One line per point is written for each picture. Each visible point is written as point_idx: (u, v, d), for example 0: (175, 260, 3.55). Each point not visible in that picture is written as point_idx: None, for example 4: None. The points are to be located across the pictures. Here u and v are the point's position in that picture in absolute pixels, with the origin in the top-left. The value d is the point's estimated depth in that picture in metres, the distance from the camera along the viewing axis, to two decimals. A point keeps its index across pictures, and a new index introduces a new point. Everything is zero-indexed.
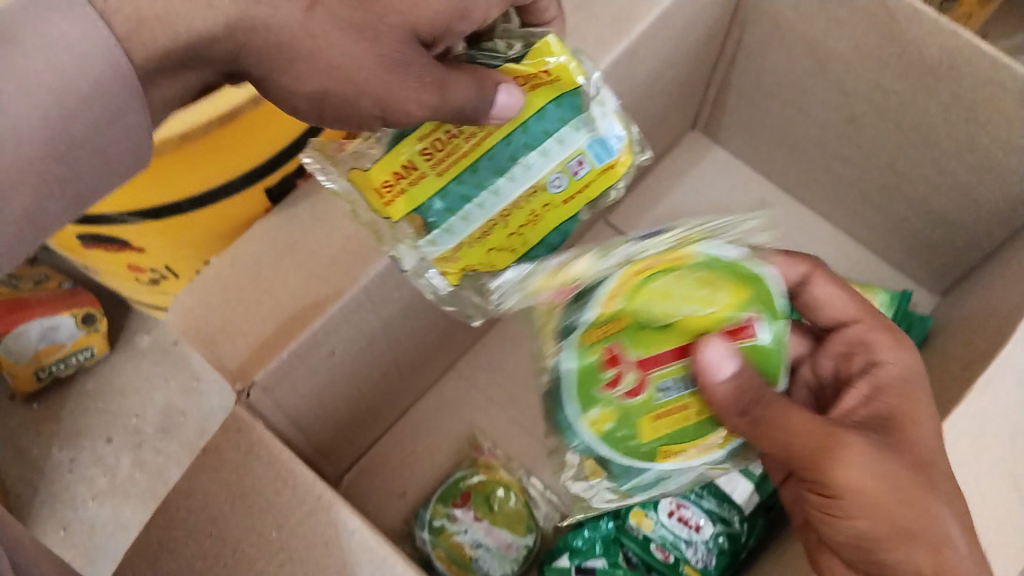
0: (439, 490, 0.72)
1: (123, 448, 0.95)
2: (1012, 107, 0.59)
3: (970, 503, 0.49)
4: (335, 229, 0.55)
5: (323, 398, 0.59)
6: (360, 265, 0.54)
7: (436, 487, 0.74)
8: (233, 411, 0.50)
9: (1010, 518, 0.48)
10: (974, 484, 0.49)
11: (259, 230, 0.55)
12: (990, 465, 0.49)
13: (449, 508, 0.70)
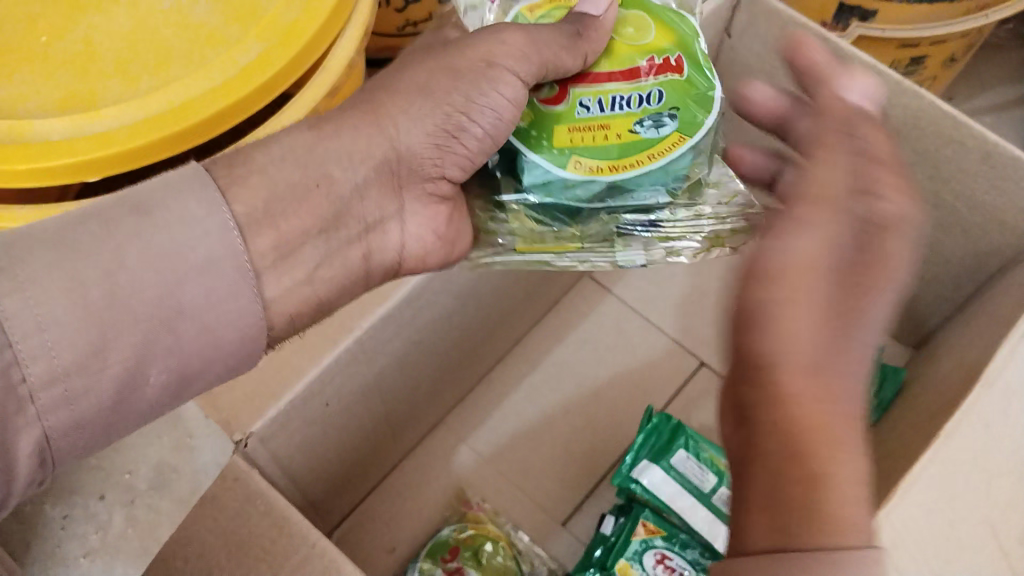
0: (428, 546, 0.73)
1: None
2: (973, 164, 0.62)
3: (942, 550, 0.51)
4: None
5: (315, 450, 0.61)
6: (356, 317, 0.56)
7: (424, 543, 0.75)
8: (231, 461, 0.51)
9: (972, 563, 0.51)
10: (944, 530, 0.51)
11: None
12: (958, 513, 0.52)
13: (438, 564, 0.71)
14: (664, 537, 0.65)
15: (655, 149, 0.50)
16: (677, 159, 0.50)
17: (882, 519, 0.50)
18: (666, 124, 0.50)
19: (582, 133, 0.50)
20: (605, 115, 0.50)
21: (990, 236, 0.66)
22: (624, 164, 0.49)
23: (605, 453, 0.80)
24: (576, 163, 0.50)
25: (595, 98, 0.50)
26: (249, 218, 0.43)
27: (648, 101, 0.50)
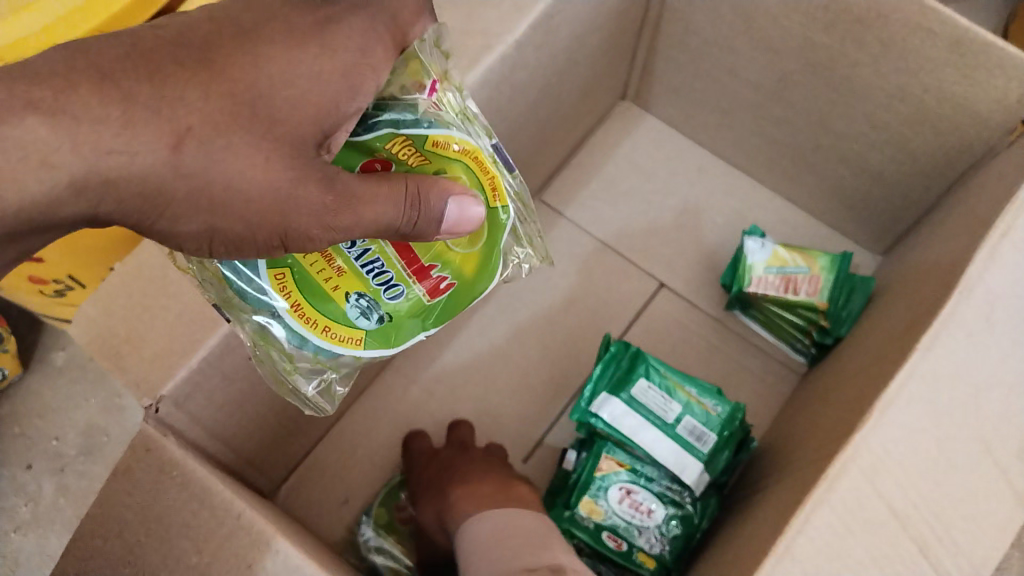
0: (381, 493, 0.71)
1: (43, 475, 0.76)
2: (943, 53, 0.57)
3: (938, 472, 0.46)
4: None
5: (244, 409, 0.56)
6: None
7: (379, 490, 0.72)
8: (141, 430, 0.46)
9: (977, 484, 0.47)
10: (939, 450, 0.47)
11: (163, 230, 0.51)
12: (954, 429, 0.47)
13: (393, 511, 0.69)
14: (628, 470, 0.61)
15: (342, 330, 0.46)
16: (401, 331, 0.47)
17: (855, 444, 0.47)
18: (379, 315, 0.46)
19: (325, 265, 0.45)
20: (348, 261, 0.45)
21: (962, 129, 0.61)
22: (332, 334, 0.46)
23: (564, 386, 0.75)
24: (297, 307, 0.45)
25: (365, 247, 0.45)
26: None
27: (387, 287, 0.45)
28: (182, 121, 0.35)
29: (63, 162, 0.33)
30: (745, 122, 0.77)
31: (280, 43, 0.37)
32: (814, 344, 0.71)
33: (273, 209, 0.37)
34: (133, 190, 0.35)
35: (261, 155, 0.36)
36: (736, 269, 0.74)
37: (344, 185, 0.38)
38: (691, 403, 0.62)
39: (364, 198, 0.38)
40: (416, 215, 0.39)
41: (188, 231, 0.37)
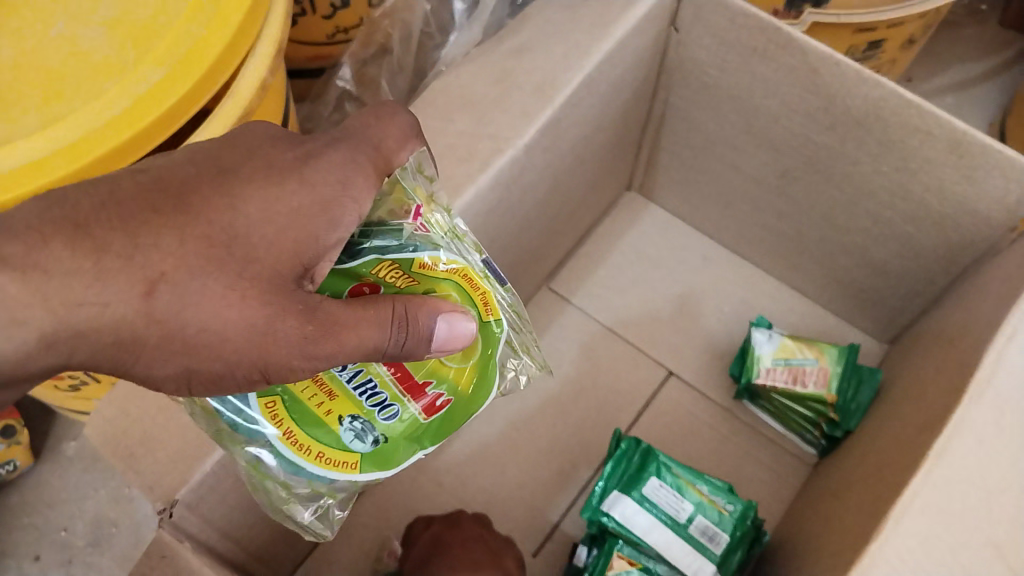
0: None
1: (50, 566, 0.75)
2: (942, 154, 0.58)
3: None
4: None
5: (256, 507, 0.56)
6: None
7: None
8: (154, 535, 0.46)
9: None
10: (954, 559, 0.45)
11: None
12: (969, 535, 0.45)
13: None
14: (639, 569, 0.58)
15: (337, 457, 0.44)
16: (395, 450, 0.45)
17: (871, 555, 0.46)
18: (376, 435, 0.45)
19: (319, 392, 0.44)
20: (340, 384, 0.44)
21: (962, 226, 0.62)
22: (330, 455, 0.44)
23: (573, 476, 0.75)
24: (289, 434, 0.44)
25: (360, 369, 0.44)
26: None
27: (381, 409, 0.44)
28: (155, 266, 0.34)
29: (34, 319, 0.32)
30: (749, 213, 0.78)
31: (252, 183, 0.37)
32: (823, 436, 0.71)
33: (254, 349, 0.36)
34: (96, 335, 0.33)
35: (236, 293, 0.35)
36: (745, 360, 0.75)
37: (325, 319, 0.37)
38: (702, 502, 0.61)
39: (347, 337, 0.37)
40: (405, 336, 0.38)
41: (156, 376, 0.36)
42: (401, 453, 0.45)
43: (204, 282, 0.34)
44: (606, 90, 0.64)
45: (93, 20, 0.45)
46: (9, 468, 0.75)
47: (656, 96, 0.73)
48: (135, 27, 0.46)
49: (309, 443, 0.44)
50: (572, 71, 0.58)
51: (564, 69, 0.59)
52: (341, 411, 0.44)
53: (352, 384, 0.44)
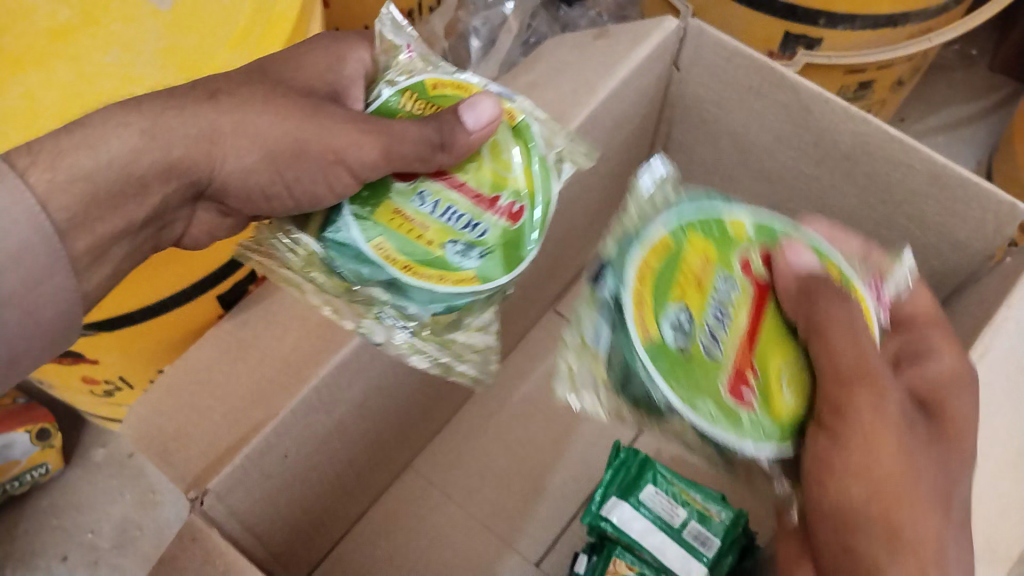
0: None
1: (78, 567, 0.79)
2: (922, 185, 0.63)
3: None
4: (286, 331, 0.57)
5: (277, 503, 0.60)
6: (312, 365, 0.55)
7: None
8: (187, 520, 0.50)
9: None
10: None
11: (212, 335, 0.57)
12: None
13: None
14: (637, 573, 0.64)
15: (452, 276, 0.51)
16: (712, 394, 0.49)
17: None
18: (683, 343, 0.50)
19: (403, 220, 0.52)
20: (427, 216, 0.52)
21: (944, 256, 0.66)
22: (683, 392, 0.49)
23: (575, 489, 0.79)
24: (647, 330, 0.50)
25: (696, 320, 0.50)
26: (68, 222, 0.42)
27: (688, 325, 0.50)
28: (211, 86, 0.48)
29: (153, 123, 0.45)
30: None
31: (289, 55, 0.52)
32: None
33: (318, 146, 0.49)
34: (197, 141, 0.47)
35: (271, 102, 0.49)
36: None
37: (349, 131, 0.49)
38: (697, 510, 0.65)
39: (376, 141, 0.49)
40: (438, 134, 0.49)
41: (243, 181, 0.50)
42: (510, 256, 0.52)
43: (266, 100, 0.49)
44: (611, 123, 0.68)
45: (148, 46, 0.50)
46: (43, 471, 0.80)
47: (659, 131, 0.78)
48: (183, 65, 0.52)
49: (431, 269, 0.51)
50: (579, 104, 0.63)
51: (572, 102, 0.63)
52: (447, 243, 0.51)
53: (428, 199, 0.52)
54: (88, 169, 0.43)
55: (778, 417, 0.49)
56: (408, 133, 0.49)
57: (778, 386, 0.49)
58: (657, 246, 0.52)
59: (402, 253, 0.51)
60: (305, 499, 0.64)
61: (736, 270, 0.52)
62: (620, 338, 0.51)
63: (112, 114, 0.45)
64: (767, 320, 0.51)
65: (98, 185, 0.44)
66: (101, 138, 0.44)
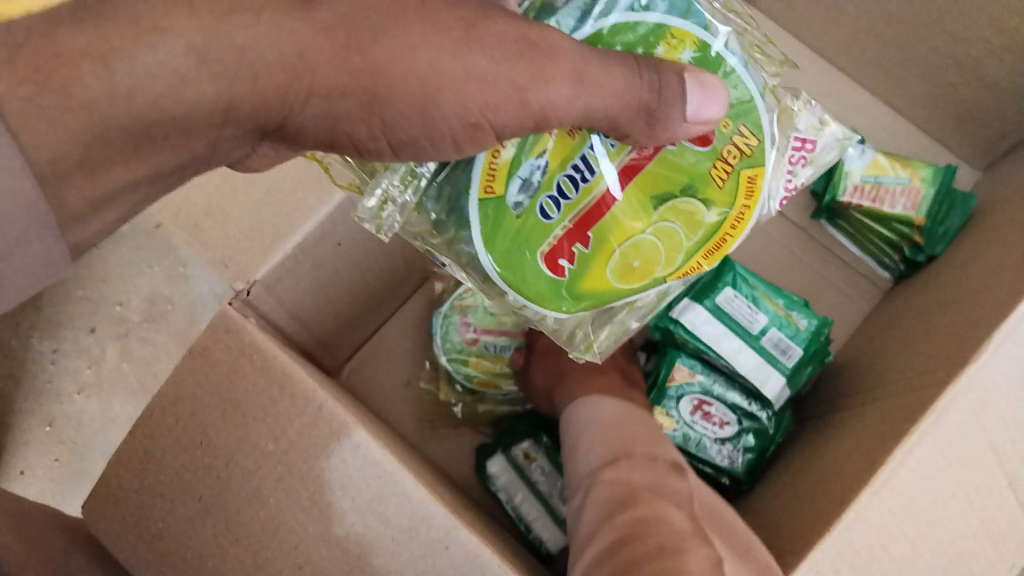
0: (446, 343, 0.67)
1: (108, 338, 0.74)
2: None
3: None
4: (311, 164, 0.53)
5: (325, 289, 0.57)
6: None
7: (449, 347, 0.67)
8: (225, 308, 0.45)
9: None
10: None
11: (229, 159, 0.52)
12: None
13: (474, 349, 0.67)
14: (702, 381, 0.59)
15: (496, 179, 0.46)
16: (528, 266, 0.49)
17: (968, 375, 0.44)
18: (522, 200, 0.47)
19: (520, 229, 0.48)
20: (539, 220, 0.48)
21: None
22: (501, 265, 0.49)
23: None
24: (491, 190, 0.47)
25: (540, 200, 0.47)
26: (51, 166, 0.34)
27: (546, 213, 0.47)
28: None
29: (179, 28, 0.34)
30: (855, 17, 0.69)
31: None
32: (903, 261, 0.68)
33: (449, 99, 0.37)
34: None
35: None
36: (829, 174, 0.69)
37: (555, 49, 0.38)
38: (778, 316, 0.58)
39: (562, 70, 0.38)
40: (659, 81, 0.40)
41: (322, 118, 0.38)
42: (517, 174, 0.46)
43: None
44: None
45: None
46: None
47: None
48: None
49: (509, 245, 0.48)
50: None
51: None
52: (549, 206, 0.47)
53: (559, 209, 0.47)
54: (92, 97, 0.34)
55: (595, 289, 0.49)
56: (566, 49, 0.38)
57: (615, 239, 0.48)
58: (684, 35, 0.44)
59: (517, 254, 0.48)
60: (347, 280, 0.59)
61: (760, 145, 0.45)
62: (457, 175, 0.47)
63: (151, 26, 0.34)
64: (634, 189, 0.47)
65: (108, 114, 0.34)
66: (133, 53, 0.34)
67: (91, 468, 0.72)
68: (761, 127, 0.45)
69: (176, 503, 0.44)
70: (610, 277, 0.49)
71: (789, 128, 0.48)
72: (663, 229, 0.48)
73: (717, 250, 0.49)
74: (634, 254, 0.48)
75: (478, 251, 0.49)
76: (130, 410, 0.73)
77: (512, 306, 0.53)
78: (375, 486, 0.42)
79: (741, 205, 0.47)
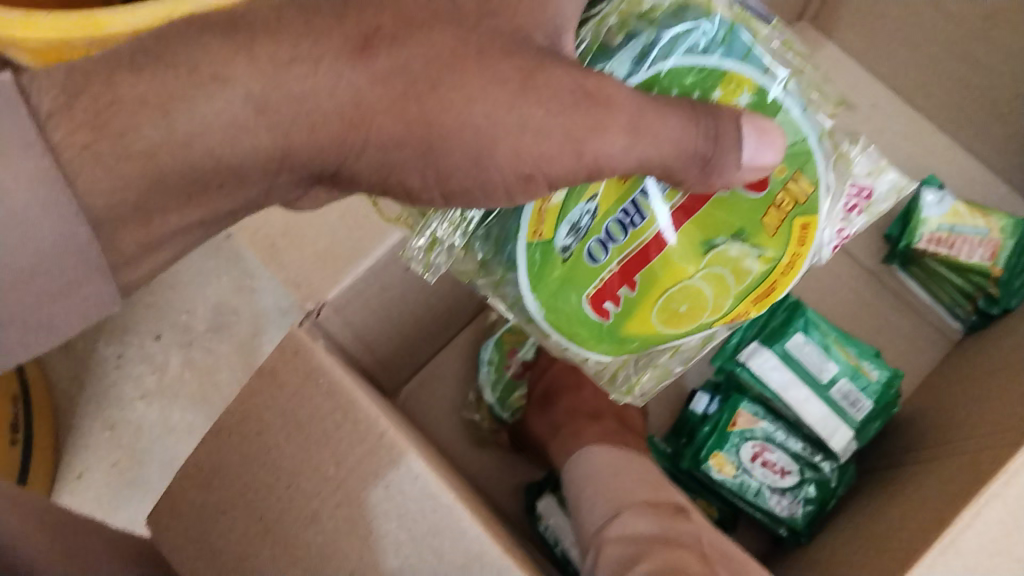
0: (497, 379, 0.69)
1: (172, 346, 0.75)
2: None
3: None
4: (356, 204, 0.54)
5: (390, 312, 0.57)
6: None
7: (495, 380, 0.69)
8: (294, 331, 0.46)
9: None
10: None
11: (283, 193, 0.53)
12: None
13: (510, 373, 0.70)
14: (765, 427, 0.58)
15: (545, 222, 0.46)
16: (573, 309, 0.48)
17: None
18: (569, 245, 0.46)
19: (565, 272, 0.47)
20: (584, 264, 0.47)
21: None
22: (546, 306, 0.49)
23: None
24: (539, 233, 0.46)
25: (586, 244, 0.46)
26: (109, 212, 0.34)
27: (591, 257, 0.46)
28: None
29: (243, 80, 0.34)
30: (937, 60, 0.69)
31: None
32: (976, 312, 0.66)
33: (506, 150, 0.37)
34: None
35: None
36: (906, 219, 0.68)
37: (614, 102, 0.37)
38: (849, 367, 0.57)
39: (618, 122, 0.37)
40: (713, 127, 0.39)
41: (378, 167, 0.38)
42: (565, 218, 0.46)
43: (431, 16, 0.36)
44: None
45: None
46: None
47: None
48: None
49: (553, 288, 0.48)
50: None
51: None
52: (596, 251, 0.46)
53: (605, 254, 0.46)
54: (151, 146, 0.33)
55: (638, 332, 0.48)
56: (624, 99, 0.38)
57: (661, 285, 0.46)
58: (743, 80, 0.42)
59: (562, 296, 0.48)
60: (411, 304, 0.58)
61: (815, 193, 0.44)
62: (505, 217, 0.47)
63: (209, 76, 0.34)
64: (685, 233, 0.45)
65: (165, 162, 0.34)
66: (193, 103, 0.34)
67: (149, 474, 0.73)
68: (818, 177, 0.43)
69: (237, 522, 0.44)
70: (654, 321, 0.48)
71: (846, 175, 0.45)
72: (712, 274, 0.46)
73: (766, 298, 0.47)
74: (680, 297, 0.47)
75: (524, 292, 0.49)
76: (190, 419, 0.74)
77: (558, 349, 0.52)
78: (433, 518, 0.42)
79: (793, 253, 0.45)
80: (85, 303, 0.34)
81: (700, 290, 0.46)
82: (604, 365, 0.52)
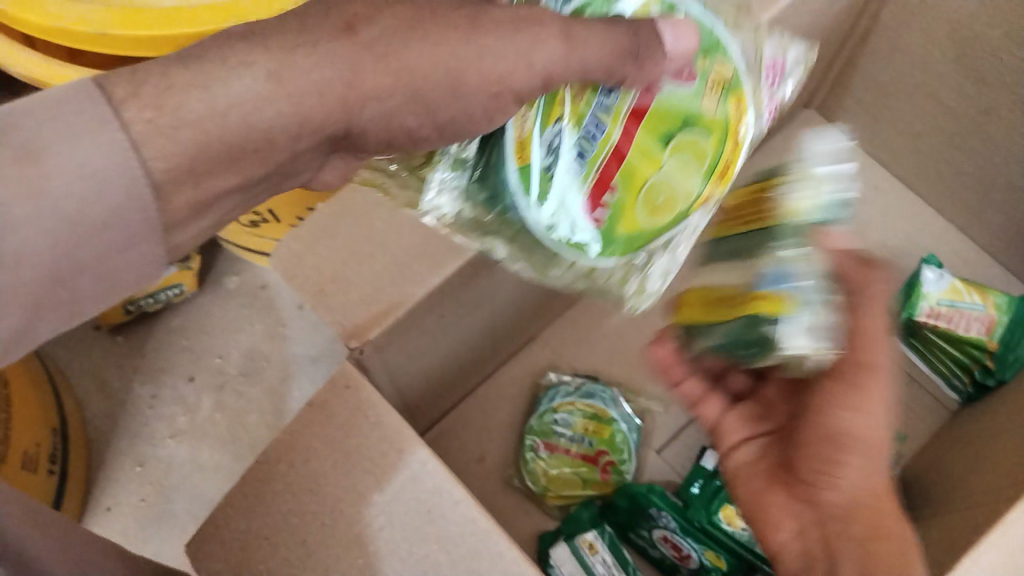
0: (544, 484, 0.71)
1: (204, 389, 0.78)
2: None
3: None
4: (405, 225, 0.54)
5: (425, 359, 0.60)
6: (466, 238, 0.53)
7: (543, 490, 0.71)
8: (344, 366, 0.49)
9: None
10: None
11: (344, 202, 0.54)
12: None
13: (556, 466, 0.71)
14: None
15: (522, 146, 0.51)
16: (575, 213, 0.53)
17: None
18: (550, 163, 0.52)
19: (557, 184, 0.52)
20: (576, 169, 0.52)
21: None
22: (551, 220, 0.53)
23: None
24: (522, 157, 0.51)
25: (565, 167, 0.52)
26: (167, 174, 0.35)
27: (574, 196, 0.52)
28: None
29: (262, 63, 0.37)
30: (937, 149, 0.74)
31: None
32: (973, 384, 0.70)
33: (474, 81, 0.42)
34: None
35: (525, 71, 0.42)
36: (908, 294, 0.72)
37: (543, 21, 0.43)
38: None
39: (552, 33, 0.43)
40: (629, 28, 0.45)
41: (378, 118, 0.42)
42: (542, 134, 0.51)
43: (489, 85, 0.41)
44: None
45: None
46: (177, 292, 0.78)
47: (862, 13, 0.69)
48: (124, 12, 0.50)
49: (552, 198, 0.52)
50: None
51: None
52: (579, 152, 0.52)
53: (588, 152, 0.52)
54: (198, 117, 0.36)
55: (631, 228, 0.54)
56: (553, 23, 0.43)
57: (642, 176, 0.53)
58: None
59: (560, 205, 0.53)
60: (443, 353, 0.62)
61: (735, 76, 0.52)
62: (493, 152, 0.52)
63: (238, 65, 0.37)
64: (645, 132, 0.52)
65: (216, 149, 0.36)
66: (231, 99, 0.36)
67: (174, 512, 0.75)
68: (732, 60, 0.52)
69: (280, 545, 0.47)
70: (644, 211, 0.54)
71: (761, 56, 0.54)
72: (677, 159, 0.53)
73: (726, 172, 0.54)
74: (659, 189, 0.53)
75: (525, 209, 0.52)
76: (218, 458, 0.76)
77: (571, 279, 0.56)
78: (472, 541, 0.46)
79: (730, 133, 0.53)
80: (142, 263, 0.35)
81: (670, 181, 0.53)
82: (608, 275, 0.56)
